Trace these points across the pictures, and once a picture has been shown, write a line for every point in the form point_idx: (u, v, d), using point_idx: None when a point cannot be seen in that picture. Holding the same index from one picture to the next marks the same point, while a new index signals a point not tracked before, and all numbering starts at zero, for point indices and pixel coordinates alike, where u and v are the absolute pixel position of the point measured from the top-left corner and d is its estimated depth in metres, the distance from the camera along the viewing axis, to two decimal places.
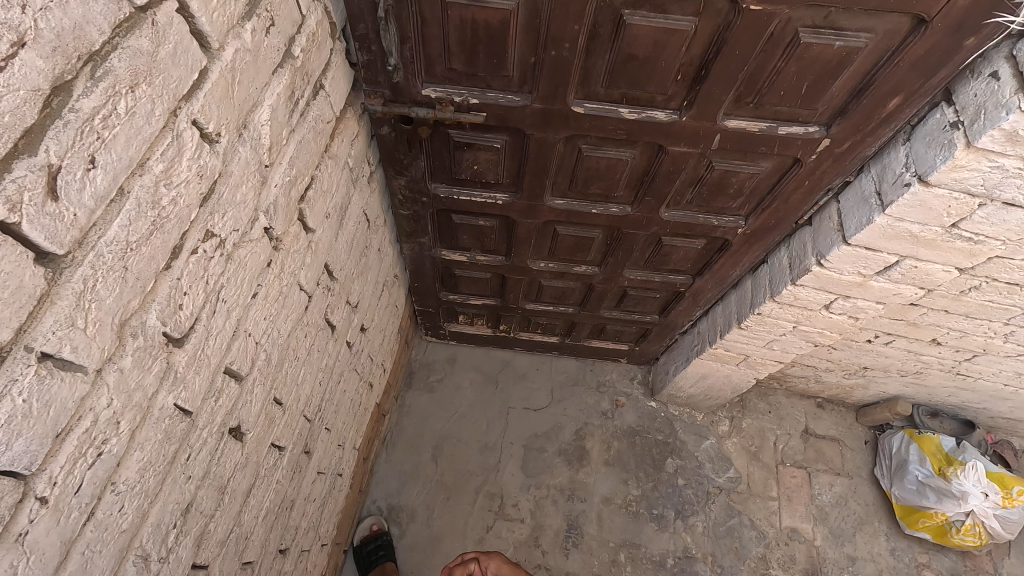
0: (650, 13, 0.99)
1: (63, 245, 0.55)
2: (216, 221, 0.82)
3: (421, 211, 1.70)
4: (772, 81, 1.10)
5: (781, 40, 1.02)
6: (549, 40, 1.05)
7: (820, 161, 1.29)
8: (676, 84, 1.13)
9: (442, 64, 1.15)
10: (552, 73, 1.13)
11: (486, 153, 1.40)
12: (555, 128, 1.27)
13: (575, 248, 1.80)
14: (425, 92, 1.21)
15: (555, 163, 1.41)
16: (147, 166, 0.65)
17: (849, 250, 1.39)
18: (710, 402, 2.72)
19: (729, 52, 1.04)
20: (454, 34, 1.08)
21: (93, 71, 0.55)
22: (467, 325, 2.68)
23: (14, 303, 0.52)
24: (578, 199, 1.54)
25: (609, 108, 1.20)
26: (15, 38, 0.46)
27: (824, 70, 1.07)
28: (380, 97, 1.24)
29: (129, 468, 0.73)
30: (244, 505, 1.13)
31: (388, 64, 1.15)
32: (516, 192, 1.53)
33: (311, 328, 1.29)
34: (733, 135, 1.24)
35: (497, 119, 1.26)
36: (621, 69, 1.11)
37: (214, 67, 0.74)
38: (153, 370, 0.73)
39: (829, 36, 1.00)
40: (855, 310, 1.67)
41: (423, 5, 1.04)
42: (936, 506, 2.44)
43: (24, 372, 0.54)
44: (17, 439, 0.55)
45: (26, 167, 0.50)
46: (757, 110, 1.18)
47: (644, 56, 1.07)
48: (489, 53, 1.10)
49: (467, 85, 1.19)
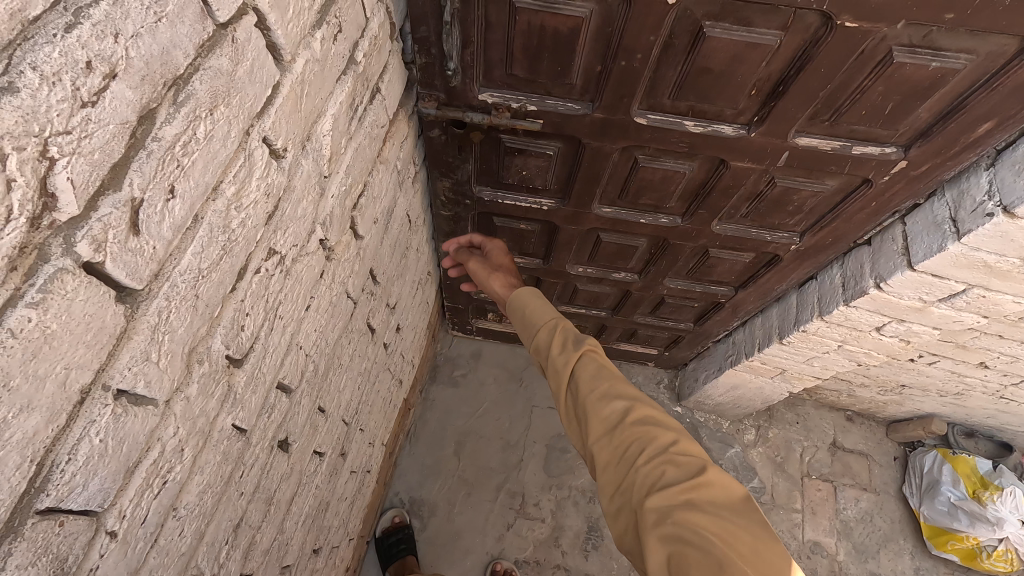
0: (732, 26, 0.93)
1: (142, 280, 0.53)
2: (278, 237, 0.79)
3: (462, 213, 1.66)
4: (854, 100, 1.03)
5: (872, 58, 0.95)
6: (620, 50, 0.99)
7: (892, 183, 1.23)
8: (749, 100, 1.07)
9: (502, 69, 1.10)
10: (618, 83, 1.07)
11: (537, 159, 1.35)
12: (614, 138, 1.22)
13: (616, 255, 1.75)
14: (482, 97, 1.16)
15: (608, 172, 1.35)
16: (220, 190, 0.62)
17: (913, 275, 1.33)
18: (738, 410, 2.68)
19: (813, 69, 0.98)
20: (519, 40, 1.02)
21: (176, 96, 0.51)
22: (495, 322, 2.65)
23: (97, 345, 0.49)
24: (626, 208, 1.49)
25: (673, 120, 1.14)
26: (108, 70, 0.43)
27: (913, 90, 1.00)
28: (434, 100, 1.20)
29: (190, 492, 0.72)
30: (287, 512, 1.13)
31: (447, 68, 1.10)
32: (563, 199, 1.49)
33: (353, 335, 1.27)
34: (803, 152, 1.17)
35: (553, 127, 1.21)
36: (692, 82, 1.05)
37: (285, 80, 0.70)
38: (214, 394, 0.72)
39: (925, 57, 0.93)
40: (909, 334, 1.60)
41: (490, 9, 0.98)
42: (968, 530, 2.39)
43: (102, 412, 0.52)
44: (93, 478, 0.53)
45: (111, 205, 0.47)
46: (833, 128, 1.11)
47: (720, 69, 1.00)
48: (554, 60, 1.05)
49: (525, 91, 1.14)
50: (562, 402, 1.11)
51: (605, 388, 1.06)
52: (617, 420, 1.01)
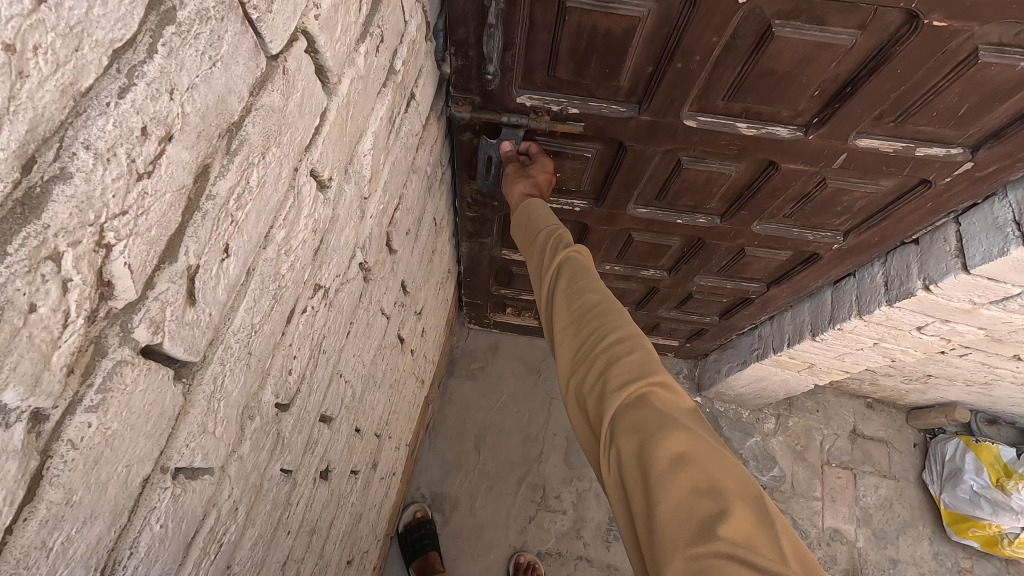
0: (805, 24, 0.85)
1: (200, 351, 0.47)
2: (323, 271, 0.73)
3: (488, 215, 1.60)
4: (926, 101, 0.96)
5: (954, 58, 0.87)
6: (677, 52, 0.92)
7: (953, 184, 1.16)
8: (811, 101, 1.00)
9: (544, 72, 1.02)
10: (670, 87, 0.99)
11: (573, 162, 1.27)
12: (659, 141, 1.14)
13: (647, 255, 1.69)
14: (520, 100, 1.08)
15: (648, 175, 1.28)
16: (271, 237, 0.56)
17: (967, 279, 1.27)
18: (759, 400, 2.65)
19: (888, 70, 0.90)
20: (566, 41, 0.94)
21: (230, 145, 0.45)
22: (513, 316, 2.60)
23: (157, 432, 0.44)
24: (663, 208, 1.42)
25: (726, 123, 1.07)
26: (163, 133, 0.36)
27: (993, 91, 0.93)
28: (469, 103, 1.11)
29: (243, 547, 0.68)
30: (325, 535, 1.09)
31: (484, 71, 1.02)
32: (597, 200, 1.42)
33: (386, 350, 1.22)
34: (862, 154, 1.10)
35: (594, 130, 1.14)
36: (751, 83, 0.97)
37: (331, 105, 0.63)
38: (264, 445, 0.67)
39: (1013, 56, 0.86)
40: (951, 333, 1.56)
41: (535, 9, 0.90)
42: (991, 518, 2.39)
43: (162, 496, 0.47)
44: (155, 565, 0.49)
45: (169, 279, 0.41)
46: (897, 129, 1.04)
47: (785, 70, 0.93)
48: (603, 62, 0.97)
49: (567, 93, 1.06)
50: (541, 296, 0.94)
51: (584, 283, 0.86)
52: (584, 311, 0.82)
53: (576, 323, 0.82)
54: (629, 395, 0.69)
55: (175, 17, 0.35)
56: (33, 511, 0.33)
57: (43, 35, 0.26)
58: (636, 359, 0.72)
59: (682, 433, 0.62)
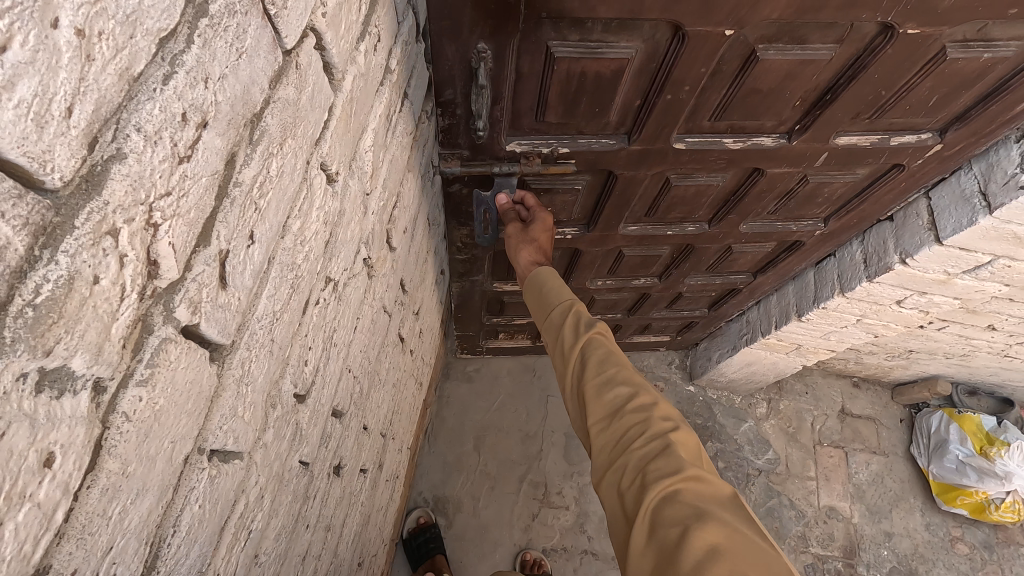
0: (786, 45, 0.90)
1: (230, 334, 0.49)
2: (333, 264, 0.75)
3: (480, 230, 1.63)
4: (900, 98, 1.02)
5: (924, 57, 0.93)
6: (666, 85, 0.96)
7: (924, 164, 1.23)
8: (793, 109, 1.05)
9: (532, 117, 1.05)
10: (661, 115, 1.04)
11: (565, 194, 1.31)
12: (648, 166, 1.19)
13: (639, 265, 1.73)
14: (510, 146, 1.12)
15: (638, 196, 1.33)
16: (289, 227, 0.58)
17: (941, 250, 1.34)
18: (749, 386, 2.71)
19: (866, 76, 0.96)
20: (556, 86, 0.97)
21: (253, 135, 0.47)
22: (506, 339, 2.62)
23: (196, 411, 0.46)
24: (653, 223, 1.47)
25: (712, 139, 1.12)
26: (199, 120, 0.39)
27: (961, 81, 0.99)
28: (459, 157, 1.15)
29: (268, 537, 0.70)
30: (339, 533, 1.10)
31: (475, 125, 1.04)
32: (588, 225, 1.46)
33: (389, 348, 1.24)
34: (841, 150, 1.16)
35: (586, 163, 1.18)
36: (737, 102, 1.02)
37: (337, 101, 0.65)
38: (285, 435, 0.69)
39: (978, 49, 0.92)
40: (929, 305, 1.63)
41: (522, 61, 0.93)
42: (976, 485, 2.48)
43: (200, 477, 0.49)
44: (194, 546, 0.50)
45: (204, 261, 0.43)
46: (872, 124, 1.10)
47: (770, 87, 0.98)
48: (592, 101, 1.01)
49: (556, 134, 1.10)
50: (565, 381, 0.95)
51: (611, 372, 0.89)
52: (613, 401, 0.86)
53: (611, 416, 0.85)
54: (663, 490, 0.73)
55: (209, 9, 0.37)
56: (94, 479, 0.35)
57: (106, 21, 0.29)
58: (667, 454, 0.77)
59: (716, 528, 0.67)
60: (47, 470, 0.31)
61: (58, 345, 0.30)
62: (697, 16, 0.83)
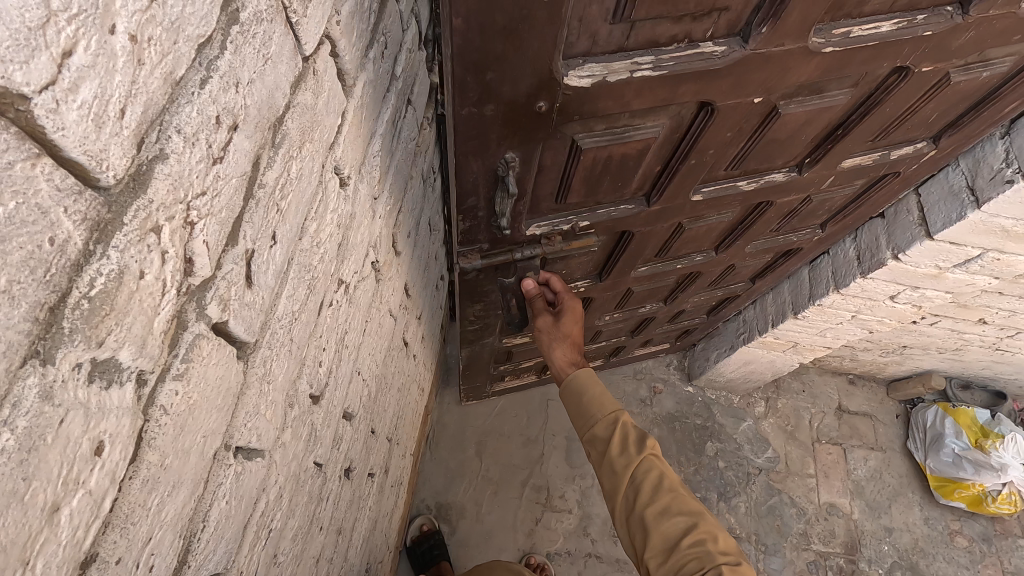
0: (806, 98, 0.91)
1: (254, 333, 0.50)
2: (345, 266, 0.77)
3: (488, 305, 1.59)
4: (903, 120, 1.05)
5: (929, 84, 0.96)
6: (691, 152, 0.97)
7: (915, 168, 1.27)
8: (806, 146, 1.08)
9: (551, 200, 1.02)
10: (683, 177, 1.05)
11: (579, 257, 1.29)
12: (663, 220, 1.21)
13: (647, 295, 1.74)
14: (529, 230, 1.07)
15: (651, 243, 1.33)
16: (306, 229, 0.60)
17: (932, 245, 1.37)
18: (747, 385, 2.73)
19: (877, 109, 0.98)
20: (580, 172, 0.94)
21: (275, 138, 0.49)
22: (511, 380, 2.58)
23: (225, 407, 0.47)
24: (663, 260, 1.48)
25: (728, 185, 1.14)
26: (230, 123, 0.40)
27: (958, 98, 1.02)
28: (479, 252, 1.09)
29: (286, 537, 0.70)
30: (349, 536, 1.11)
31: (499, 223, 0.99)
32: (600, 275, 1.46)
33: (394, 352, 1.25)
34: (846, 171, 1.20)
35: (604, 229, 1.17)
36: (756, 151, 1.04)
37: (349, 106, 0.67)
38: (301, 435, 0.70)
39: (977, 69, 0.95)
40: (921, 300, 1.66)
41: (546, 154, 0.88)
42: (973, 477, 2.51)
43: (227, 473, 0.50)
44: (220, 543, 0.51)
45: (233, 260, 0.44)
46: (875, 146, 1.14)
47: (788, 134, 1.00)
48: (615, 177, 0.99)
49: (574, 210, 1.07)
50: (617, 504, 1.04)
51: (663, 502, 0.99)
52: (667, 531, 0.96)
53: (668, 551, 0.94)
54: None
55: (240, 17, 0.39)
56: (136, 470, 0.36)
57: (155, 27, 0.31)
58: None
59: None
60: (97, 458, 0.32)
61: (109, 337, 0.31)
62: (726, 93, 0.83)
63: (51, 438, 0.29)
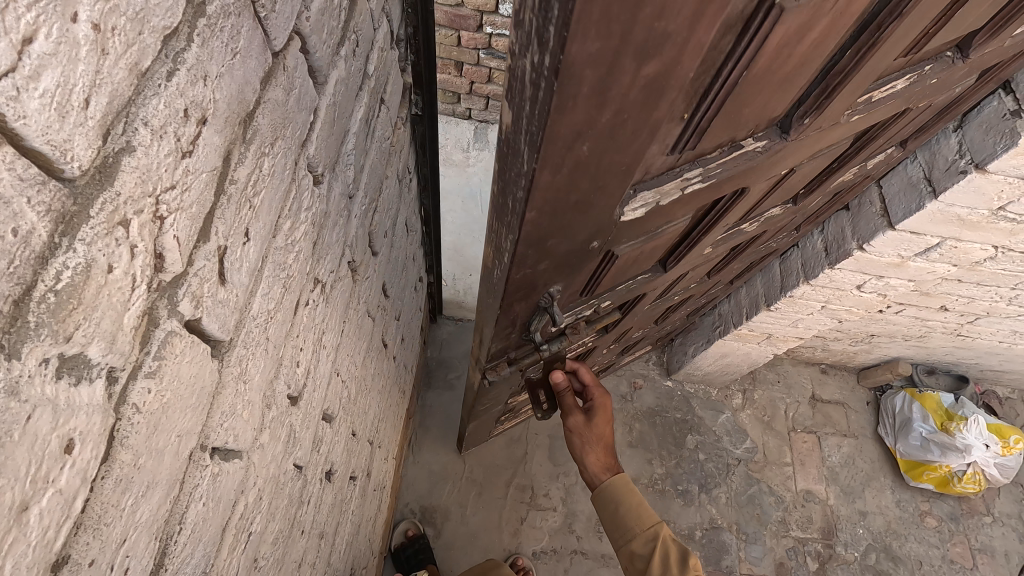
0: (817, 152, 0.92)
1: (229, 331, 0.50)
2: (320, 266, 0.76)
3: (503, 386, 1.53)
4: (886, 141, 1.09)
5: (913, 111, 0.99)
6: (714, 224, 0.95)
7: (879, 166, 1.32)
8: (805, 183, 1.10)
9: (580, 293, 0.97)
10: (701, 241, 1.03)
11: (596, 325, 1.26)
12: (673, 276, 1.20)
13: (645, 324, 1.74)
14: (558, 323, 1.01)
15: (659, 290, 1.32)
16: (280, 226, 0.59)
17: (894, 235, 1.43)
18: (724, 377, 2.79)
19: (868, 140, 1.01)
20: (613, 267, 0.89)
21: (246, 133, 0.49)
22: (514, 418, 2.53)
23: (199, 407, 0.46)
24: (665, 297, 1.48)
25: (736, 232, 1.14)
26: (199, 116, 0.40)
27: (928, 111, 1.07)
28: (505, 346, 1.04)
29: (266, 541, 0.70)
30: (332, 540, 1.10)
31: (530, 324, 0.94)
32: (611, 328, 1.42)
33: (373, 354, 1.24)
34: (831, 189, 1.24)
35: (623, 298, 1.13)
36: (765, 201, 1.04)
37: (322, 104, 0.67)
38: (280, 437, 0.69)
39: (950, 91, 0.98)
40: (886, 288, 1.72)
41: (585, 266, 0.83)
42: (940, 459, 2.60)
43: (204, 475, 0.49)
44: (198, 547, 0.50)
45: (205, 257, 0.44)
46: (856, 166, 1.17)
47: (795, 181, 1.01)
48: (642, 260, 0.96)
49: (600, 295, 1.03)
50: None
51: None
52: None
53: None
54: None
55: (206, 10, 0.39)
56: (108, 470, 0.36)
57: (118, 18, 0.30)
58: None
59: None
60: (67, 457, 0.32)
61: (77, 332, 0.31)
62: (759, 177, 0.82)
63: (18, 435, 0.28)
